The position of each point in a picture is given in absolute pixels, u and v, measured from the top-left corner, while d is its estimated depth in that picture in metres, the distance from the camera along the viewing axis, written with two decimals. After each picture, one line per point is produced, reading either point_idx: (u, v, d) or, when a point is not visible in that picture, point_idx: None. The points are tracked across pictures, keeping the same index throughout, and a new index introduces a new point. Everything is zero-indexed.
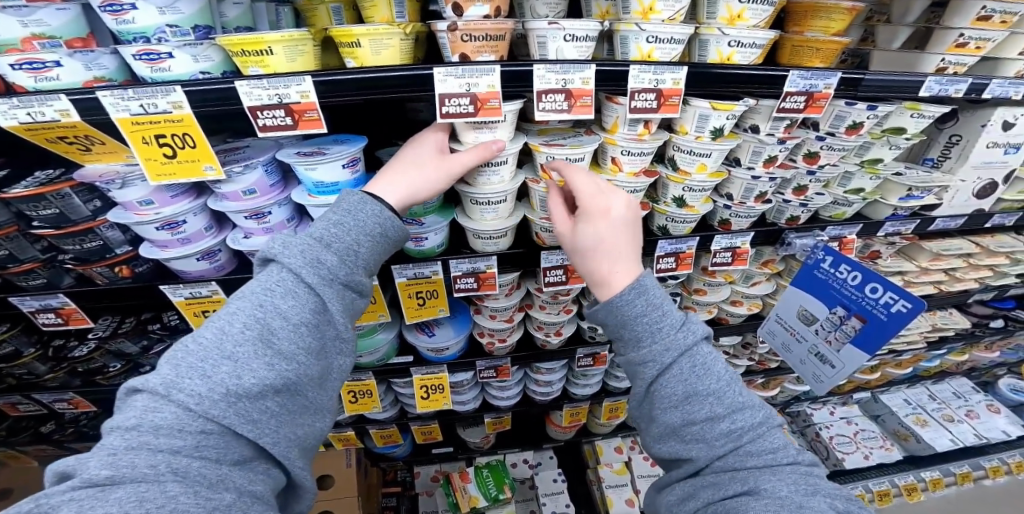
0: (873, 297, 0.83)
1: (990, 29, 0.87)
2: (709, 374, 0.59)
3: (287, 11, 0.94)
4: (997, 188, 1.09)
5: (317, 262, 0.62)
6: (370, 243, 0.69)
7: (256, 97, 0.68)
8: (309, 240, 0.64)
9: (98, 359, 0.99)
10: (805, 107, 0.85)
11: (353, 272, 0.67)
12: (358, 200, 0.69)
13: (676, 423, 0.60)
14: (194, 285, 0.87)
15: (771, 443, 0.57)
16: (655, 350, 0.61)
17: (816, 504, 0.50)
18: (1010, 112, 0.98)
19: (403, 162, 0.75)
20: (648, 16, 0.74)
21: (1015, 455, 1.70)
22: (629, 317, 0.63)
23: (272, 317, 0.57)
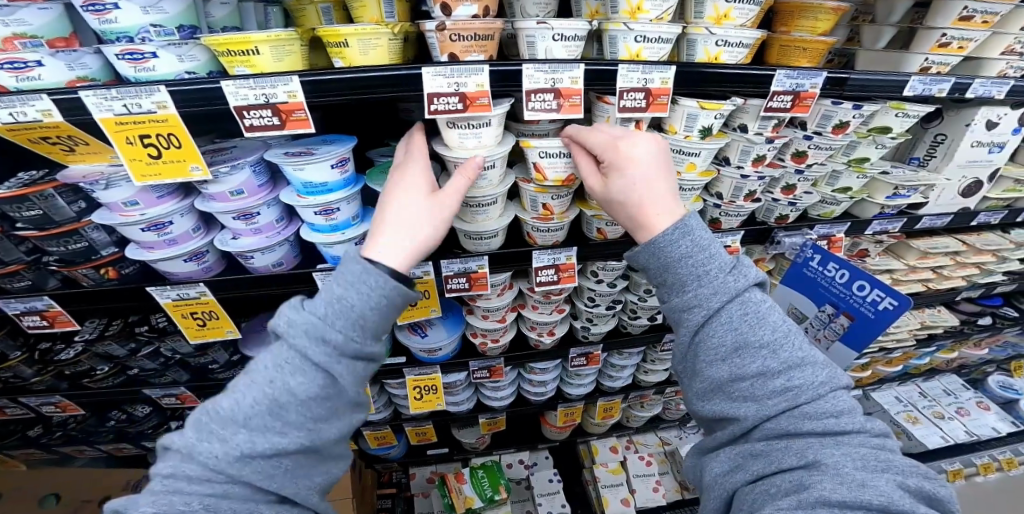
0: (860, 295, 0.84)
1: (972, 29, 0.88)
2: (764, 325, 0.59)
3: (276, 11, 0.94)
4: (982, 187, 1.11)
5: (328, 334, 0.54)
6: (385, 311, 0.58)
7: (242, 96, 0.67)
8: (317, 314, 0.55)
9: (85, 362, 0.96)
10: (791, 107, 0.86)
11: (370, 336, 0.58)
12: (361, 269, 0.58)
13: (722, 378, 0.60)
14: (182, 286, 0.86)
15: (833, 406, 0.56)
16: (702, 293, 0.61)
17: (879, 482, 0.48)
18: (993, 111, 0.99)
19: (396, 207, 0.66)
20: (636, 16, 0.74)
21: (1006, 452, 1.71)
22: (672, 259, 0.63)
23: (282, 390, 0.52)
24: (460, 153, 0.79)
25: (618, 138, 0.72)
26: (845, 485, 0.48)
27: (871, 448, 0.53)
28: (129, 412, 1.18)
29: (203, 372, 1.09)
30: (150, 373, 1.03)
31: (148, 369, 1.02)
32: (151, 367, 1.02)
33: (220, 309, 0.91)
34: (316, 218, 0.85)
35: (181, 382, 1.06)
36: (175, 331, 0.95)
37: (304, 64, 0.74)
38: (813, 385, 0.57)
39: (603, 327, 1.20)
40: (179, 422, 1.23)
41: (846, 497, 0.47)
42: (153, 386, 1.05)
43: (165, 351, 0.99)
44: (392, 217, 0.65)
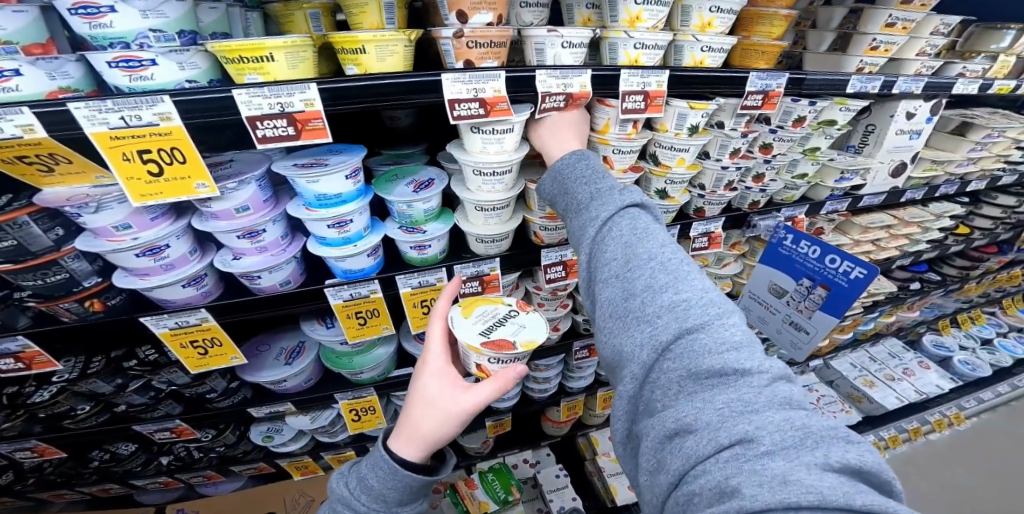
0: (832, 267, 0.95)
1: (895, 34, 1.03)
2: (649, 238, 0.64)
3: (256, 16, 0.88)
4: (907, 167, 1.30)
5: (375, 470, 0.69)
6: (403, 489, 0.69)
7: (256, 105, 0.63)
8: (351, 485, 0.71)
9: (63, 404, 0.85)
10: (762, 104, 0.96)
11: (408, 478, 0.68)
12: (380, 458, 0.69)
13: (616, 299, 0.61)
14: (181, 313, 0.80)
15: (731, 337, 0.52)
16: (595, 209, 0.70)
17: (794, 457, 0.41)
18: (910, 104, 1.16)
19: (419, 402, 0.71)
20: (635, 25, 0.81)
21: (952, 407, 1.98)
22: (569, 180, 0.77)
23: (349, 497, 0.70)
24: (480, 158, 0.80)
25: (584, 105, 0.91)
26: (765, 478, 0.40)
27: (779, 403, 0.46)
28: (112, 451, 1.04)
29: (199, 402, 1.03)
30: (140, 409, 0.94)
31: (137, 405, 0.93)
32: (142, 402, 0.93)
33: (224, 335, 0.86)
34: (329, 230, 0.82)
35: (174, 415, 0.99)
36: (171, 363, 0.88)
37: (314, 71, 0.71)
38: (702, 306, 0.55)
39: None
40: (170, 457, 1.11)
41: (768, 502, 0.38)
42: (145, 423, 0.97)
43: (158, 384, 0.91)
44: (413, 414, 0.70)
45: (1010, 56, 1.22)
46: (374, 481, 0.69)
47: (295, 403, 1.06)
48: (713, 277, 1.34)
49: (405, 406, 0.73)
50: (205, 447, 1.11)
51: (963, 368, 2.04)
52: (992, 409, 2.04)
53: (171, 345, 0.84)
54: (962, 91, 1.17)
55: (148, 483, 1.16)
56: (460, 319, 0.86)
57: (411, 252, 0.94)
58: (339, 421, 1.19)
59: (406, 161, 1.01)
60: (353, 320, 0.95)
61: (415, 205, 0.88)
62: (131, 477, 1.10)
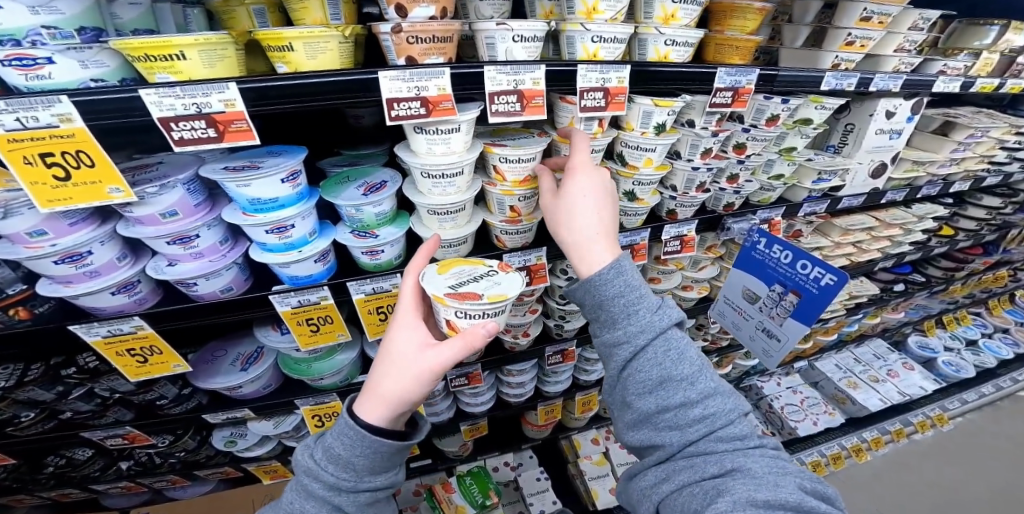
0: (804, 273, 0.91)
1: (871, 28, 0.99)
2: (683, 360, 0.68)
3: (198, 12, 0.83)
4: (887, 168, 1.25)
5: (340, 437, 0.63)
6: (373, 455, 0.63)
7: (168, 106, 0.59)
8: (316, 456, 0.64)
9: (5, 411, 0.79)
10: (732, 102, 0.91)
11: (378, 444, 0.62)
12: (345, 423, 0.63)
13: (651, 409, 0.68)
14: (113, 321, 0.75)
15: (740, 431, 0.65)
16: (631, 330, 0.69)
17: (787, 483, 0.58)
18: (891, 102, 1.11)
19: (384, 361, 0.65)
20: (592, 16, 0.76)
21: (934, 408, 1.97)
22: (606, 299, 0.72)
23: (311, 471, 0.63)
24: (427, 160, 0.76)
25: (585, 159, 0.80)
26: (762, 486, 0.57)
27: (769, 457, 0.63)
28: (69, 456, 1.00)
29: (151, 408, 0.97)
30: (86, 416, 0.89)
31: (82, 412, 0.87)
32: (88, 409, 0.87)
33: (163, 343, 0.81)
34: (268, 236, 0.77)
35: (124, 422, 0.93)
36: (111, 370, 0.82)
37: (240, 69, 0.67)
38: (723, 414, 0.66)
39: (576, 324, 1.22)
40: (130, 462, 1.06)
41: (767, 497, 0.55)
42: (93, 429, 0.91)
43: (101, 392, 0.86)
44: (376, 374, 0.64)
45: (993, 53, 1.17)
46: (342, 449, 0.63)
47: (254, 408, 1.01)
48: (690, 281, 1.30)
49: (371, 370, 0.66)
50: (165, 451, 1.05)
51: (947, 369, 2.03)
52: (977, 410, 2.04)
53: (107, 354, 0.79)
54: (943, 89, 1.12)
55: (108, 488, 1.10)
56: (433, 275, 0.78)
57: (363, 258, 0.89)
58: (304, 426, 1.14)
59: (362, 161, 0.95)
60: (306, 327, 0.91)
61: (364, 209, 0.82)
62: (90, 483, 1.04)
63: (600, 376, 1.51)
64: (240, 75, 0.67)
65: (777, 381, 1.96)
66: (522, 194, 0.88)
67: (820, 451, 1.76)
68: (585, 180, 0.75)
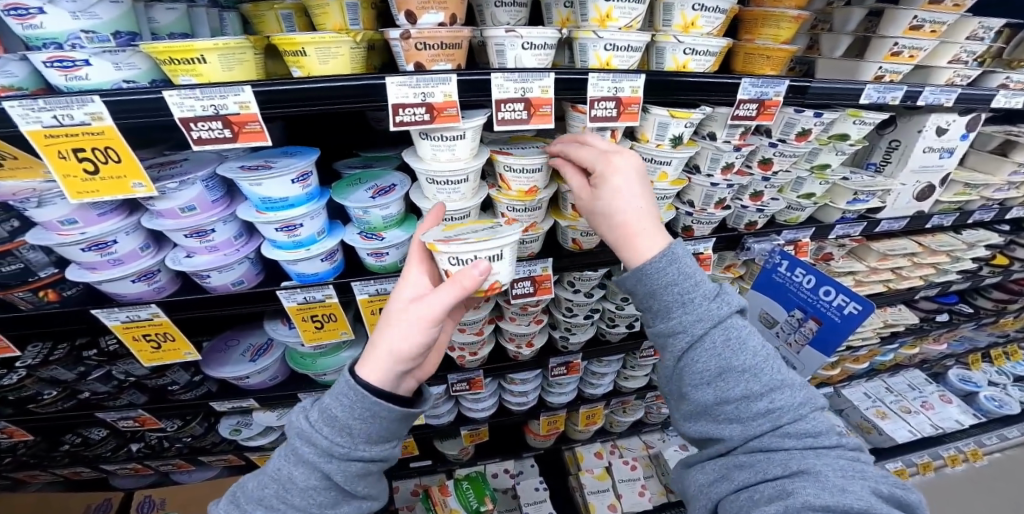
0: (826, 300, 0.85)
1: (922, 37, 0.90)
2: (746, 350, 0.62)
3: (232, 15, 0.87)
4: (935, 190, 1.15)
5: (341, 397, 0.59)
6: (373, 419, 0.59)
7: (188, 107, 0.61)
8: (312, 419, 0.60)
9: (29, 388, 0.87)
10: (757, 114, 0.86)
11: (378, 408, 0.58)
12: (343, 382, 0.59)
13: (708, 401, 0.63)
14: (132, 308, 0.80)
15: (812, 427, 0.60)
16: (687, 319, 0.64)
17: (857, 488, 0.52)
18: (942, 118, 1.01)
19: (389, 321, 0.63)
20: (605, 24, 0.73)
21: (969, 443, 1.81)
22: (659, 286, 0.66)
23: (305, 435, 0.58)
24: (434, 167, 0.76)
25: (609, 151, 0.73)
26: (827, 491, 0.51)
27: (847, 458, 0.57)
28: (84, 435, 1.09)
29: (164, 393, 1.03)
30: (103, 397, 0.95)
31: (100, 393, 0.94)
32: (104, 390, 0.94)
33: (175, 330, 0.85)
34: (278, 234, 0.79)
35: (137, 405, 0.99)
36: (128, 354, 0.88)
37: (257, 73, 0.69)
38: (790, 405, 0.60)
39: (581, 337, 1.20)
40: (140, 444, 1.14)
41: (828, 502, 0.50)
42: (107, 411, 0.98)
43: (118, 374, 0.92)
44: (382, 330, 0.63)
45: None
46: (340, 411, 0.58)
47: (258, 399, 1.05)
48: None
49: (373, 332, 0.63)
50: (172, 436, 1.12)
51: (989, 404, 1.86)
52: (1017, 448, 1.86)
53: (126, 337, 0.84)
54: (1004, 104, 1.01)
55: (117, 468, 1.18)
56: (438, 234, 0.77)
57: (369, 260, 0.90)
58: None
59: (377, 163, 0.96)
60: (311, 323, 0.93)
61: (372, 211, 0.83)
62: (100, 463, 1.13)
63: (607, 391, 1.48)
64: (257, 78, 0.68)
65: None
66: (513, 203, 0.86)
67: None
68: (620, 185, 0.70)
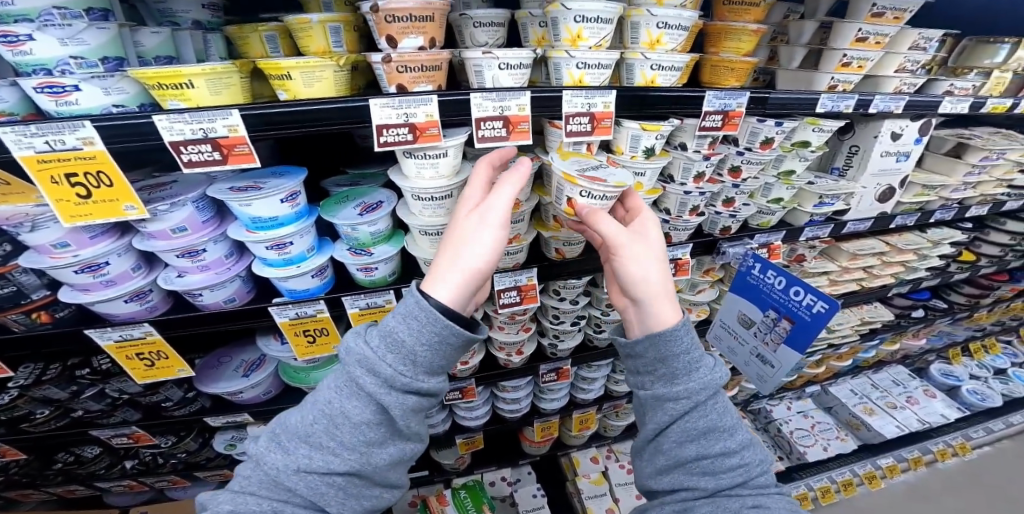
0: (797, 300, 0.90)
1: (868, 49, 0.95)
2: (727, 413, 0.68)
3: (217, 38, 0.85)
4: (896, 192, 1.21)
5: (409, 318, 0.60)
6: (438, 344, 0.60)
7: (178, 131, 0.63)
8: (374, 345, 0.60)
9: (22, 408, 0.87)
10: (723, 125, 0.90)
11: (444, 331, 0.59)
12: (413, 303, 0.60)
13: (688, 456, 0.66)
14: (124, 327, 0.81)
15: (768, 480, 0.66)
16: (693, 387, 0.66)
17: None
18: (895, 124, 1.07)
19: (459, 232, 0.65)
20: (576, 43, 0.78)
21: (957, 437, 1.86)
22: (672, 354, 0.67)
23: (366, 365, 0.59)
24: (418, 183, 0.79)
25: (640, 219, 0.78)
26: None
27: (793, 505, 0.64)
28: (77, 453, 1.09)
29: (157, 409, 1.02)
30: (96, 415, 0.95)
31: (93, 411, 0.94)
32: (98, 408, 0.94)
33: (168, 349, 0.86)
34: (268, 252, 0.82)
35: (131, 422, 0.99)
36: (121, 372, 0.89)
37: (244, 96, 0.71)
38: (755, 464, 0.66)
39: (570, 343, 1.23)
40: (134, 461, 1.12)
41: None
42: (101, 428, 0.97)
43: (111, 392, 0.92)
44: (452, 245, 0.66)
45: (1003, 72, 1.13)
46: (407, 335, 0.59)
47: (253, 414, 1.06)
48: (689, 304, 1.30)
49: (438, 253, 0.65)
50: (166, 453, 1.13)
51: (972, 398, 1.94)
52: (1004, 440, 1.90)
53: (118, 356, 0.85)
54: (951, 110, 1.08)
55: (112, 486, 1.18)
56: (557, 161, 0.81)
57: (359, 274, 0.93)
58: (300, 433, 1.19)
59: (364, 181, 0.99)
60: (304, 337, 0.95)
61: (360, 227, 0.86)
62: (95, 480, 1.13)
63: (598, 395, 1.51)
64: (244, 101, 0.71)
65: (787, 405, 1.90)
66: None
67: (831, 477, 1.69)
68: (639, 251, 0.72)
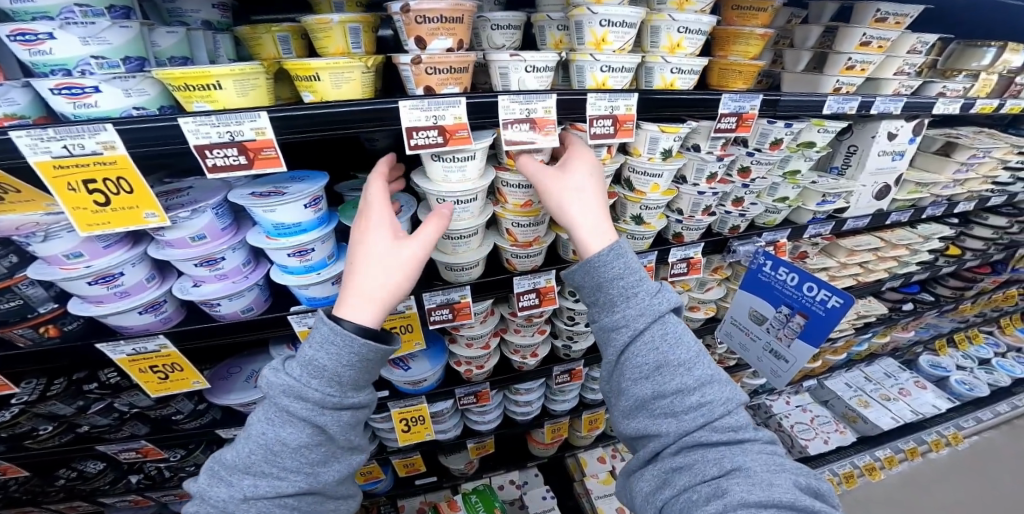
0: (810, 295, 0.92)
1: (871, 52, 0.99)
2: (681, 344, 0.67)
3: (226, 38, 0.78)
4: (891, 190, 1.26)
5: (328, 344, 0.61)
6: (360, 364, 0.63)
7: (204, 134, 0.59)
8: (295, 374, 0.61)
9: (24, 424, 0.83)
10: (737, 127, 0.93)
11: (366, 351, 0.62)
12: (328, 330, 0.61)
13: (646, 395, 0.67)
14: (138, 340, 0.78)
15: (737, 420, 0.64)
16: (630, 313, 0.68)
17: (782, 481, 0.57)
18: (892, 124, 1.12)
19: (357, 261, 0.65)
20: (601, 47, 0.79)
21: (950, 427, 1.95)
22: (604, 280, 0.70)
23: (293, 394, 0.60)
24: (445, 187, 0.78)
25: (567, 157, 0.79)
26: (757, 487, 0.56)
27: (767, 452, 0.62)
28: (79, 469, 1.03)
29: (166, 423, 1.02)
30: (103, 430, 0.94)
31: (100, 426, 0.92)
32: (105, 423, 0.92)
33: (183, 361, 0.84)
34: (289, 259, 0.79)
35: (139, 436, 0.99)
36: (132, 385, 0.87)
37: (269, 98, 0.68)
38: (720, 403, 0.65)
39: (584, 344, 1.24)
40: (140, 475, 1.11)
41: (760, 498, 0.54)
42: (107, 443, 0.97)
43: (120, 406, 0.90)
44: (360, 277, 0.64)
45: (991, 74, 1.20)
46: (328, 360, 0.61)
47: None
48: (697, 302, 1.32)
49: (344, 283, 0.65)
50: (173, 467, 1.09)
51: (961, 388, 2.02)
52: (991, 429, 2.00)
53: (129, 370, 0.82)
54: (943, 111, 1.14)
55: (116, 502, 1.15)
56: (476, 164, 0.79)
57: None
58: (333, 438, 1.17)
59: None
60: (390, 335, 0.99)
61: None
62: (98, 496, 1.10)
63: None
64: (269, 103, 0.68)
65: (786, 400, 1.95)
66: (516, 218, 0.90)
67: (832, 470, 1.74)
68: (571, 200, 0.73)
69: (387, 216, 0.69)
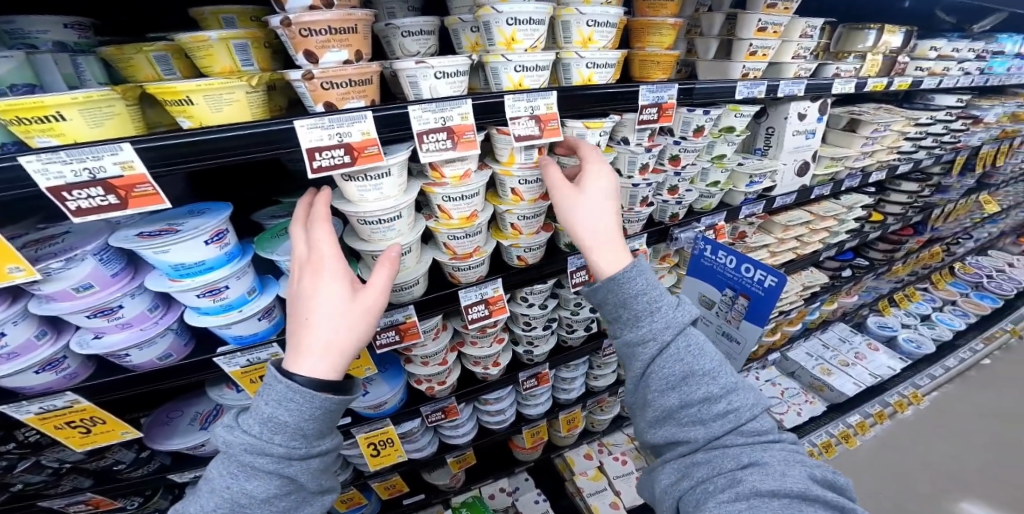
0: (748, 276, 0.94)
1: (768, 39, 1.06)
2: (704, 355, 0.66)
3: (90, 60, 0.73)
4: (810, 165, 1.34)
5: (286, 399, 0.56)
6: (324, 417, 0.58)
7: (56, 173, 0.53)
8: (256, 432, 0.55)
9: None
10: (658, 118, 0.95)
11: (329, 402, 0.58)
12: (286, 387, 0.56)
13: (673, 406, 0.65)
14: (43, 398, 0.68)
15: (761, 425, 0.63)
16: (656, 327, 0.67)
17: (795, 473, 0.57)
18: (800, 105, 1.20)
19: (308, 314, 0.59)
20: (511, 47, 0.79)
21: (907, 387, 2.04)
22: (630, 296, 0.68)
23: (254, 450, 0.55)
24: (365, 207, 0.74)
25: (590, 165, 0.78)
26: (771, 477, 0.56)
27: (789, 450, 0.61)
28: None
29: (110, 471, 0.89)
30: (40, 486, 0.81)
31: (35, 482, 0.80)
32: (39, 480, 0.80)
33: (104, 413, 0.74)
34: (201, 300, 0.72)
35: (84, 489, 0.84)
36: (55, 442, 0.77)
37: (134, 126, 0.62)
38: (745, 409, 0.64)
39: (545, 347, 1.22)
40: None
41: (773, 487, 0.54)
42: (51, 499, 0.81)
43: (49, 462, 0.79)
44: (311, 331, 0.58)
45: (876, 55, 1.32)
46: (290, 417, 0.56)
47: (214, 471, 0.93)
48: None
49: (296, 342, 0.59)
50: None
51: (908, 346, 2.14)
52: (945, 384, 2.12)
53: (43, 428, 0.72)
54: (841, 90, 1.24)
55: None
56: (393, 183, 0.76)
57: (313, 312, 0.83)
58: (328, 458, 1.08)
59: None
60: None
61: None
62: None
63: (580, 393, 1.49)
64: (135, 132, 0.62)
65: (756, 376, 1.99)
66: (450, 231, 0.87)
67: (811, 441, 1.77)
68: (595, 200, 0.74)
69: (338, 263, 0.63)
